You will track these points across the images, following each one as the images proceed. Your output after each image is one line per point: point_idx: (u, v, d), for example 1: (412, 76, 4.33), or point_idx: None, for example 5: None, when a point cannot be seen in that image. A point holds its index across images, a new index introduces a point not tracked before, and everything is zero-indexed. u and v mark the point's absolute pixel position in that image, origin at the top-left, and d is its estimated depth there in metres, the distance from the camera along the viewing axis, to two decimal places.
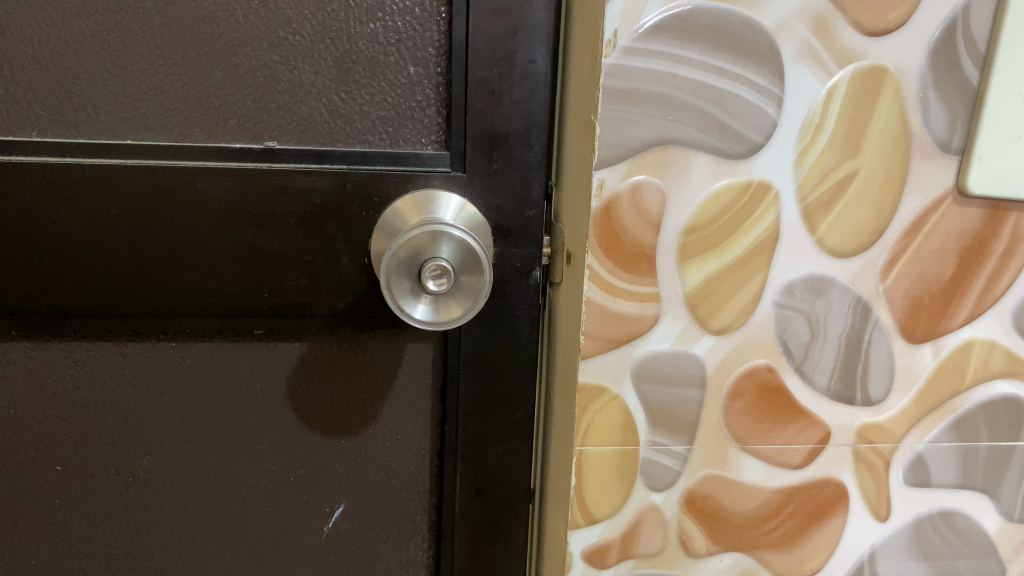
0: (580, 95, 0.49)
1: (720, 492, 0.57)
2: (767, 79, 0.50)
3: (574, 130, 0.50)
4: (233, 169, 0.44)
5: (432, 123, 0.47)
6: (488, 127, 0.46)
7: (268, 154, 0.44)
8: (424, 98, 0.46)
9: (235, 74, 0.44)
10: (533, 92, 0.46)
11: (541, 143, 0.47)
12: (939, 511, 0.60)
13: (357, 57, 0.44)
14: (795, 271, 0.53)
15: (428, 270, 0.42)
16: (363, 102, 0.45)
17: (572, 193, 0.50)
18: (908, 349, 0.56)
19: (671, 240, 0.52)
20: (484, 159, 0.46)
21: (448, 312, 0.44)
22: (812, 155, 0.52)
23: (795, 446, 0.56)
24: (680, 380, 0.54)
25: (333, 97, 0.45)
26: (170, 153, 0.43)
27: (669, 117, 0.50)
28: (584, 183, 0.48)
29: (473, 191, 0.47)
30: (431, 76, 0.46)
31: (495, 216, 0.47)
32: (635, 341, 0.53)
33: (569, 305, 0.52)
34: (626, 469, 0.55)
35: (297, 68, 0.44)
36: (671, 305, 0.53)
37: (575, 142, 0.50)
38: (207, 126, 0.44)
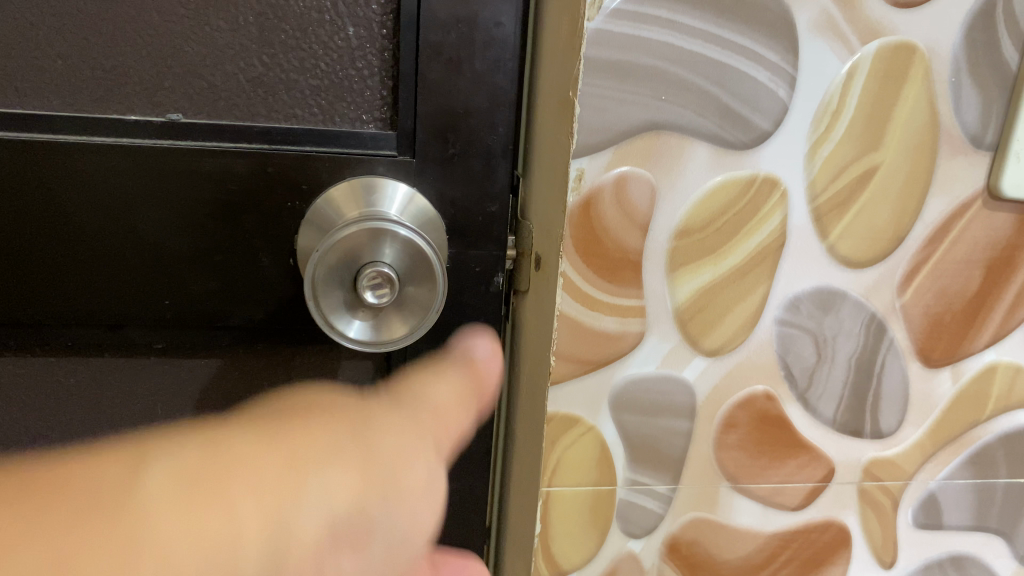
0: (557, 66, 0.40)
1: (707, 537, 0.49)
2: (779, 54, 0.42)
3: (548, 110, 0.42)
4: (122, 146, 0.33)
5: (376, 96, 0.37)
6: (446, 102, 0.36)
7: (168, 129, 0.34)
8: (367, 66, 0.36)
9: (111, 25, 0.33)
10: (500, 62, 0.36)
11: (508, 124, 0.37)
12: (950, 556, 0.53)
13: (280, 9, 0.34)
14: (802, 283, 0.45)
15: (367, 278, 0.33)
16: (289, 67, 0.35)
17: (544, 185, 0.41)
18: (924, 374, 0.48)
19: (660, 244, 0.43)
20: (440, 141, 0.37)
21: (390, 331, 0.35)
22: (827, 147, 0.44)
23: (794, 485, 0.49)
24: (665, 410, 0.46)
25: (248, 60, 0.34)
26: (40, 123, 0.33)
27: (662, 96, 0.41)
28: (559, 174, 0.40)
29: (424, 182, 0.37)
30: (376, 39, 0.36)
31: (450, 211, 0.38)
32: (614, 363, 0.45)
33: (537, 320, 0.44)
34: (599, 512, 0.47)
35: (201, 19, 0.33)
36: (658, 321, 0.44)
37: (550, 124, 0.41)
38: (87, 94, 0.33)
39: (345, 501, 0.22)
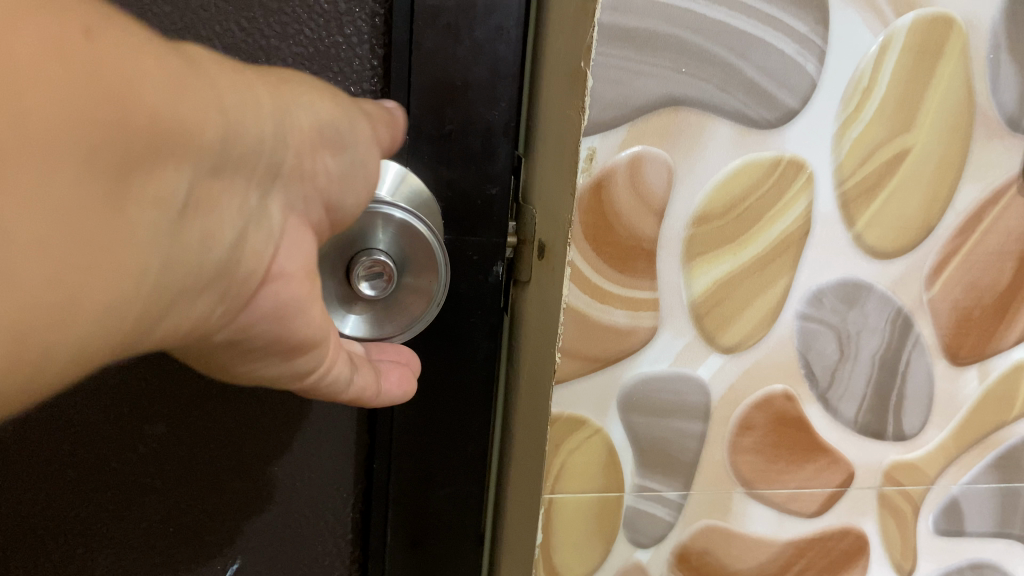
0: (568, 33, 0.36)
1: (719, 546, 0.45)
2: (808, 25, 0.38)
3: (554, 82, 0.38)
4: None
5: (364, 66, 0.37)
6: (440, 73, 0.35)
7: None
8: (354, 32, 0.37)
9: None
10: (501, 30, 0.35)
11: (510, 97, 0.36)
12: (971, 563, 0.50)
13: None
14: (826, 275, 0.42)
15: (363, 270, 0.33)
16: (271, 33, 0.37)
17: (552, 165, 0.38)
18: (951, 372, 0.45)
19: (676, 231, 0.40)
20: (435, 117, 0.36)
21: (381, 327, 0.35)
22: (857, 127, 0.40)
23: (812, 490, 0.45)
24: (678, 411, 0.42)
25: (231, 26, 0.36)
26: None
27: (682, 68, 0.37)
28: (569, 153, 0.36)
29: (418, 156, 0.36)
30: (364, 4, 0.37)
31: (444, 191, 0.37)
32: (624, 361, 0.41)
33: (541, 314, 0.40)
34: (605, 521, 0.43)
35: None
36: (672, 315, 0.41)
37: (558, 99, 0.37)
38: None
39: (328, 115, 0.25)
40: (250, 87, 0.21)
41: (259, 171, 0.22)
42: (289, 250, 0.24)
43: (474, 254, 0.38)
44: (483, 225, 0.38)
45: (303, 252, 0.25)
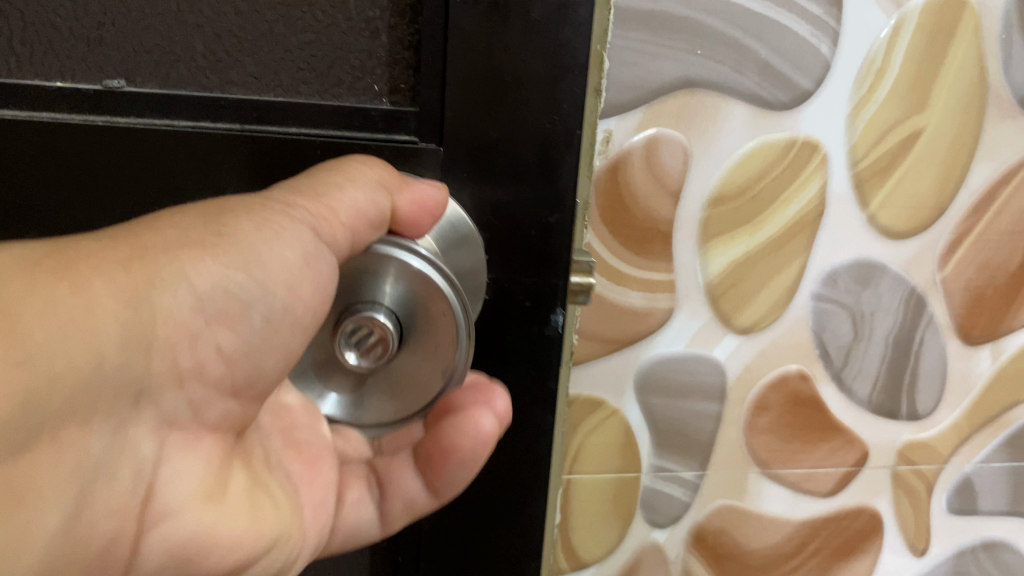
0: None
1: (735, 526, 0.46)
2: (822, 7, 0.39)
3: None
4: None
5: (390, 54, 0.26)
6: (492, 51, 0.24)
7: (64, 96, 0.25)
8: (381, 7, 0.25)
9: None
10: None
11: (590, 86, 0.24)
12: (984, 543, 0.50)
13: None
14: (841, 256, 0.43)
15: (350, 336, 0.24)
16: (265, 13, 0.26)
17: None
18: (964, 352, 0.46)
19: (692, 213, 0.40)
20: (476, 120, 0.25)
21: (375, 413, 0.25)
22: (871, 108, 0.40)
23: (827, 470, 0.46)
24: (694, 392, 0.43)
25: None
26: None
27: (698, 50, 0.38)
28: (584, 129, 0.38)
29: (454, 169, 0.25)
30: None
31: (498, 224, 0.26)
32: (641, 343, 0.41)
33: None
34: (622, 502, 0.44)
35: None
36: (688, 297, 0.41)
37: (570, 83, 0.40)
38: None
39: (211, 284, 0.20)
40: (88, 291, 0.17)
41: (112, 402, 0.18)
42: (173, 469, 0.20)
43: (529, 301, 0.27)
44: (550, 263, 0.26)
45: (194, 472, 0.21)
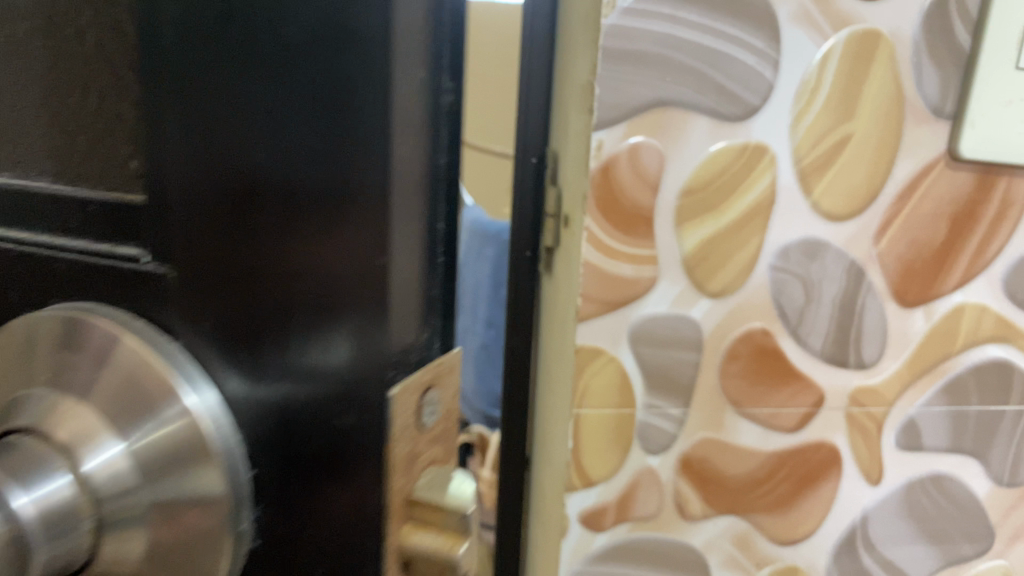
0: (582, 59, 0.51)
1: (715, 455, 0.57)
2: (764, 42, 0.50)
3: (574, 94, 0.53)
4: None
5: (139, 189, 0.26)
6: (237, 216, 0.24)
7: None
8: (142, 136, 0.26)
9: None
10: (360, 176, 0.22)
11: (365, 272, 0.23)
12: (931, 475, 0.60)
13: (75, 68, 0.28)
14: (791, 235, 0.54)
15: None
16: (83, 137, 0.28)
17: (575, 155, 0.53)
18: (901, 313, 0.56)
19: (668, 202, 0.52)
20: (242, 288, 0.25)
21: None
22: (808, 118, 0.52)
23: (790, 409, 0.57)
24: (677, 343, 0.55)
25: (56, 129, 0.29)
26: None
27: (667, 77, 0.50)
28: (578, 137, 0.52)
29: (205, 338, 0.26)
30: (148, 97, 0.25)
31: (270, 403, 0.25)
32: (631, 305, 0.53)
33: (565, 263, 0.55)
34: (622, 432, 0.56)
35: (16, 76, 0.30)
36: (668, 268, 0.53)
37: (568, 106, 0.54)
38: None
39: None
40: None
41: None
42: None
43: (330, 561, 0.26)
44: (342, 483, 0.25)
45: None
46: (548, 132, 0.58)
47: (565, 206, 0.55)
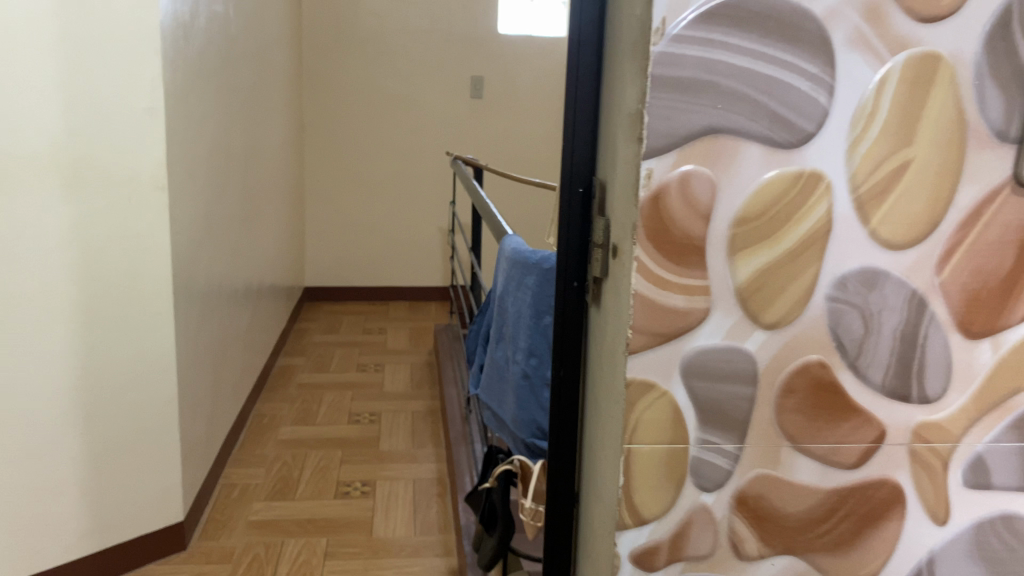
0: (629, 88, 0.50)
1: (772, 492, 0.55)
2: (818, 67, 0.49)
3: (622, 123, 0.52)
4: None
5: None
6: None
7: None
8: None
9: None
10: None
11: None
12: (1000, 515, 0.58)
13: None
14: (848, 264, 0.52)
15: None
16: None
17: (624, 184, 0.52)
18: (966, 344, 0.54)
19: (721, 231, 0.51)
20: None
21: None
22: (865, 144, 0.51)
23: (850, 445, 0.55)
24: (731, 376, 0.53)
25: None
26: None
27: (717, 105, 0.49)
28: (629, 166, 0.51)
29: None
30: None
31: None
32: (684, 337, 0.52)
33: (614, 295, 0.54)
34: (674, 468, 0.54)
35: None
36: (722, 299, 0.52)
37: (616, 135, 0.53)
38: None
39: None
40: None
41: None
42: None
43: None
44: None
45: None
46: (597, 161, 0.57)
47: (615, 236, 0.53)
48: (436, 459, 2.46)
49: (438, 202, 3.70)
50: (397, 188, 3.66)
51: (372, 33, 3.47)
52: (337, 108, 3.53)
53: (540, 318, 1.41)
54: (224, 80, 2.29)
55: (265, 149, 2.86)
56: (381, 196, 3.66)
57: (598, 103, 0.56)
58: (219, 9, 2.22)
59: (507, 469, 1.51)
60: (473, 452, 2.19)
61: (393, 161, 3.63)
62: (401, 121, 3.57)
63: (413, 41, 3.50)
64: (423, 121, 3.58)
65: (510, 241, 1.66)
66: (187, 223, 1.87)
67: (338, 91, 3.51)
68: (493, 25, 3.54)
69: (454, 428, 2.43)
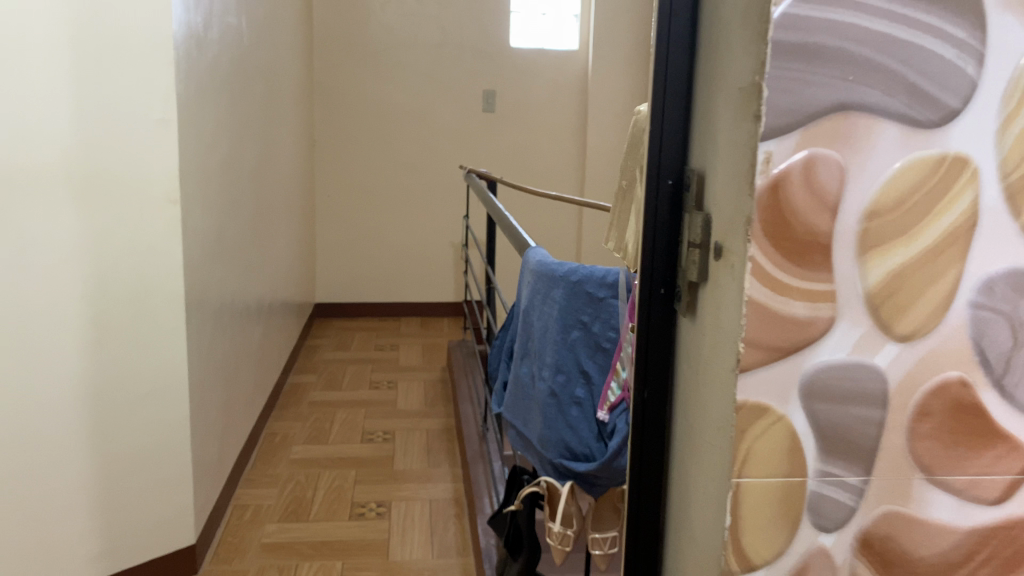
0: (740, 59, 0.43)
1: (902, 533, 0.47)
2: (965, 32, 0.42)
3: (728, 101, 0.45)
4: None
5: None
6: None
7: None
8: None
9: None
10: None
11: None
12: None
13: None
14: (996, 264, 0.44)
15: None
16: None
17: (731, 172, 0.44)
18: None
19: (850, 226, 0.43)
20: None
21: None
22: (1019, 123, 0.43)
23: (992, 477, 0.47)
24: (857, 397, 0.45)
25: None
26: None
27: (850, 76, 0.41)
28: (738, 149, 0.43)
29: None
30: None
31: None
32: (805, 351, 0.44)
33: (715, 302, 0.46)
34: (790, 505, 0.46)
35: None
36: (849, 306, 0.44)
37: (719, 116, 0.46)
38: None
39: None
40: None
41: None
42: None
43: None
44: None
45: None
46: (689, 149, 0.49)
47: (716, 233, 0.46)
48: (452, 478, 2.38)
49: (451, 216, 3.63)
50: (409, 202, 3.59)
51: (383, 46, 3.42)
52: (349, 122, 3.47)
53: (569, 333, 1.29)
54: (237, 92, 2.23)
55: (277, 162, 2.80)
56: (393, 211, 3.59)
57: (692, 82, 0.49)
58: (232, 20, 2.16)
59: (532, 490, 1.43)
60: (493, 471, 2.11)
61: (405, 175, 3.56)
62: (413, 134, 3.51)
63: (425, 54, 3.45)
64: (436, 134, 3.52)
65: (533, 254, 1.53)
66: (200, 237, 1.80)
67: (349, 104, 3.45)
68: (506, 38, 3.48)
69: (470, 446, 2.34)
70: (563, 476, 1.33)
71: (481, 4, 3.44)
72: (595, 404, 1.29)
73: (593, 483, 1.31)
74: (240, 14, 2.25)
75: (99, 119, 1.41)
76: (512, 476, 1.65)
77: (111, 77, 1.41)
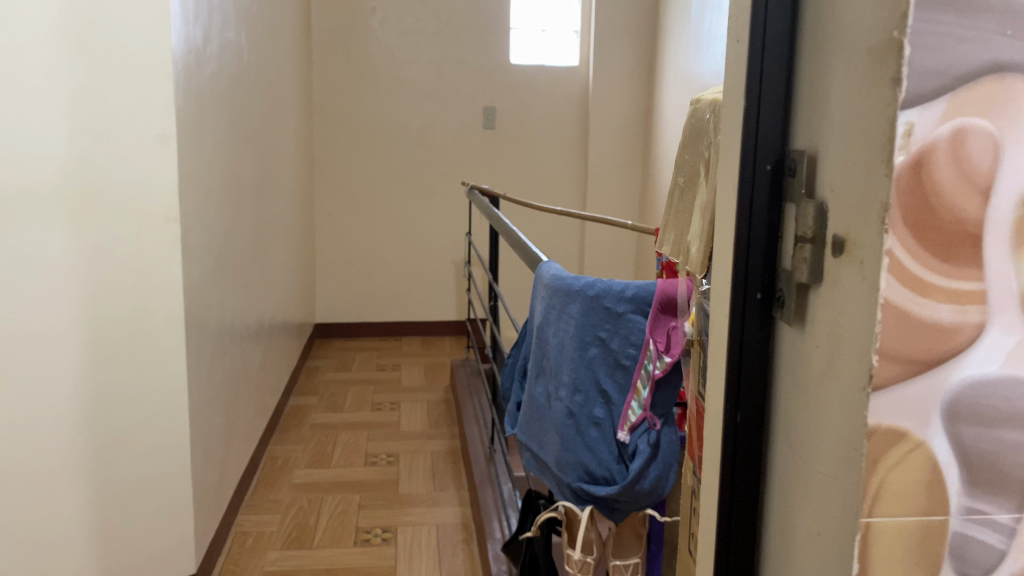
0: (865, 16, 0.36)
1: None
2: None
3: (846, 66, 0.38)
4: None
5: None
6: None
7: None
8: None
9: None
10: None
11: None
12: None
13: None
14: None
15: None
16: None
17: (856, 151, 0.37)
18: None
19: (1003, 213, 0.36)
20: None
21: None
22: None
23: None
24: (1009, 419, 0.38)
25: None
26: None
27: (1008, 30, 0.35)
28: (868, 120, 0.36)
29: None
30: None
31: None
32: (949, 364, 0.37)
33: (834, 307, 0.39)
34: (928, 549, 0.39)
35: None
36: (1002, 308, 0.37)
37: (837, 86, 0.38)
38: None
39: None
40: None
41: None
42: None
43: None
44: None
45: None
46: (790, 128, 0.42)
47: (835, 225, 0.38)
48: (458, 502, 2.29)
49: (451, 234, 3.55)
50: (411, 220, 3.52)
51: (383, 64, 3.36)
52: (349, 139, 3.40)
53: (586, 350, 1.15)
54: (237, 108, 2.16)
55: (276, 181, 2.73)
56: (394, 229, 3.52)
57: (792, 50, 0.42)
58: (231, 36, 2.10)
59: (551, 515, 1.34)
60: (502, 494, 2.02)
61: (405, 193, 3.49)
62: (414, 151, 3.44)
63: (426, 71, 3.39)
64: (438, 151, 3.46)
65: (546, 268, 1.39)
66: (200, 256, 1.72)
67: (349, 122, 3.39)
68: (505, 54, 3.42)
69: (478, 468, 2.26)
70: (582, 500, 1.19)
71: (481, 20, 3.38)
72: (616, 425, 1.14)
73: (614, 508, 1.18)
74: (239, 28, 2.18)
75: (97, 138, 1.34)
76: (527, 500, 1.56)
77: (107, 93, 1.33)
